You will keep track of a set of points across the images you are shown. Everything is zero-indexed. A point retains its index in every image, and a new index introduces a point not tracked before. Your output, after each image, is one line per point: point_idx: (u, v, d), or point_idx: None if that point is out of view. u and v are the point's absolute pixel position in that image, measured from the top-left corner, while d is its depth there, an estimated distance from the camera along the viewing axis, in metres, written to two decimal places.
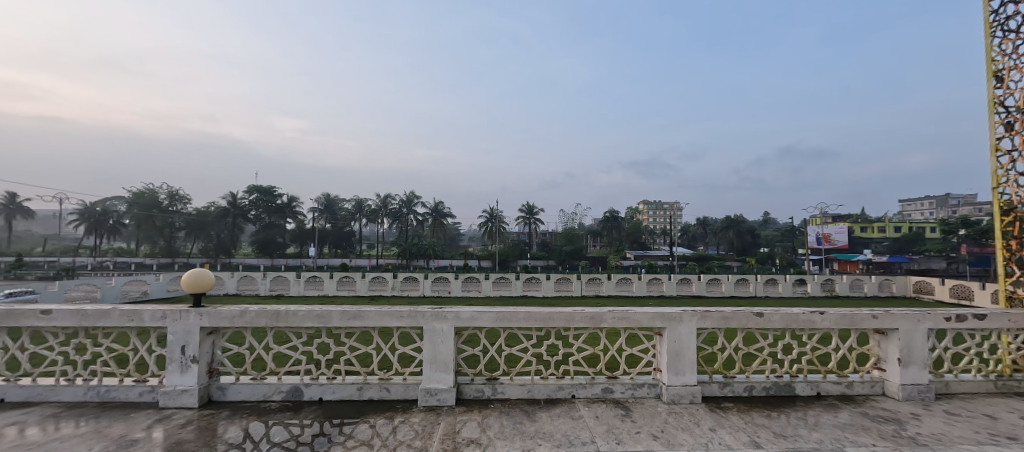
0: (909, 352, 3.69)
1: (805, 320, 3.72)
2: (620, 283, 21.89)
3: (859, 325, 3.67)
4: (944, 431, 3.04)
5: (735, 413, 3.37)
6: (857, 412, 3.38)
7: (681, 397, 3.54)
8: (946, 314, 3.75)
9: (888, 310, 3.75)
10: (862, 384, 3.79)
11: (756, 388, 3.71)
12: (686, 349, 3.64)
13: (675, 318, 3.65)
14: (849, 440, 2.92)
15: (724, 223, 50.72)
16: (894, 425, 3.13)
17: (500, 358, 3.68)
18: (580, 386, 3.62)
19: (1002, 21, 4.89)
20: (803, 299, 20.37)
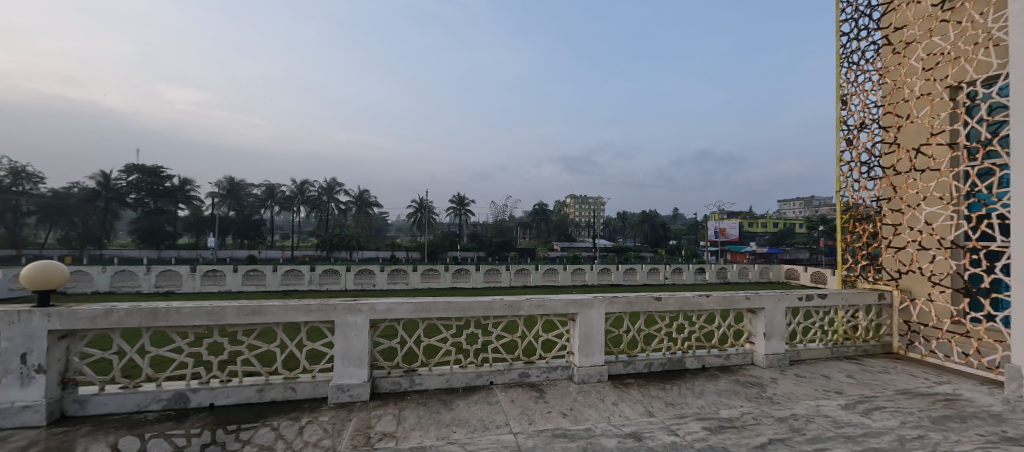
0: (772, 327, 4.38)
1: (694, 302, 4.21)
2: (548, 274, 22.66)
3: (736, 305, 4.26)
4: (793, 390, 3.68)
5: (636, 387, 3.73)
6: (731, 380, 3.94)
7: (590, 377, 3.82)
8: (800, 295, 4.52)
9: (758, 291, 4.40)
10: (737, 355, 4.41)
11: (654, 365, 4.13)
12: (596, 333, 3.90)
13: (587, 304, 3.90)
14: (724, 403, 3.40)
15: (640, 217, 54.94)
16: (758, 388, 3.72)
17: (419, 349, 3.61)
18: (498, 373, 3.72)
19: (849, 54, 5.91)
20: (704, 286, 22.89)
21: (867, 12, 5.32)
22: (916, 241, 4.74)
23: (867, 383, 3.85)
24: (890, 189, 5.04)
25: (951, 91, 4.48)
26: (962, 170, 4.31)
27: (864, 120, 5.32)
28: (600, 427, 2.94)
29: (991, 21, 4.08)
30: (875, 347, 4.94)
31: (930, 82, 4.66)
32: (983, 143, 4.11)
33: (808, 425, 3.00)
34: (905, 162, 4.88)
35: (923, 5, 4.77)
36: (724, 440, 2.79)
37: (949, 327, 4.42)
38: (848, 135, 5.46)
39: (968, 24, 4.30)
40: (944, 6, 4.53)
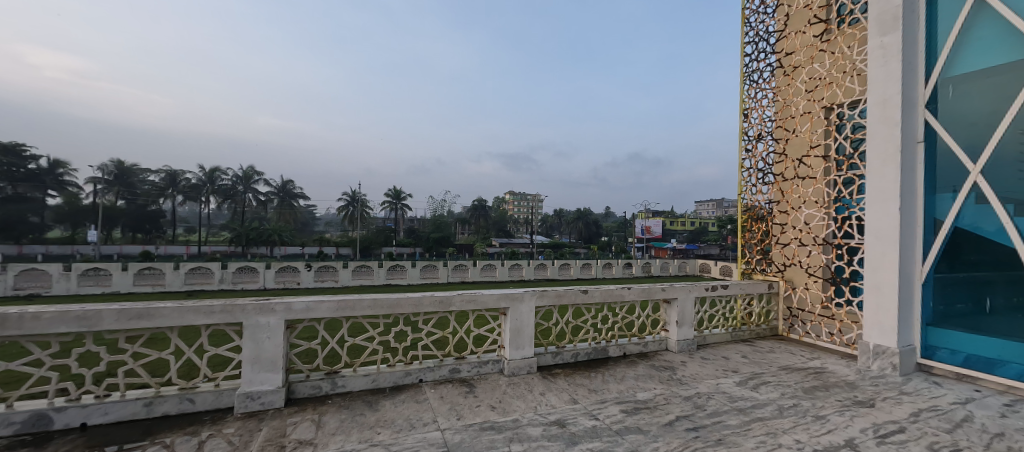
0: (683, 316, 4.81)
1: (617, 294, 4.48)
2: (485, 269, 22.63)
3: (654, 296, 4.61)
4: (699, 371, 4.08)
5: (562, 377, 3.88)
6: (648, 365, 4.27)
7: (520, 369, 3.90)
8: (707, 286, 5.02)
9: (673, 283, 4.80)
10: (653, 343, 4.78)
11: (580, 354, 4.33)
12: (526, 326, 3.98)
13: (518, 298, 3.96)
14: (641, 386, 3.68)
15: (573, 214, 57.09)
16: (670, 371, 4.07)
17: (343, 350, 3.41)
18: (428, 370, 3.65)
19: (750, 73, 6.63)
20: (631, 279, 24.41)
21: (765, 37, 6.00)
22: (798, 238, 5.49)
23: (758, 362, 4.40)
24: (779, 193, 5.77)
25: (825, 111, 5.24)
26: (833, 179, 5.05)
27: (761, 132, 6.01)
28: (527, 417, 3.02)
29: (856, 54, 4.81)
30: (766, 330, 5.64)
31: (811, 102, 5.40)
32: (848, 157, 4.84)
33: (709, 401, 3.36)
34: (791, 170, 5.62)
35: (807, 35, 5.49)
36: (639, 420, 3.02)
37: (821, 312, 5.18)
38: (748, 145, 6.14)
39: (839, 54, 5.02)
40: (823, 37, 5.24)
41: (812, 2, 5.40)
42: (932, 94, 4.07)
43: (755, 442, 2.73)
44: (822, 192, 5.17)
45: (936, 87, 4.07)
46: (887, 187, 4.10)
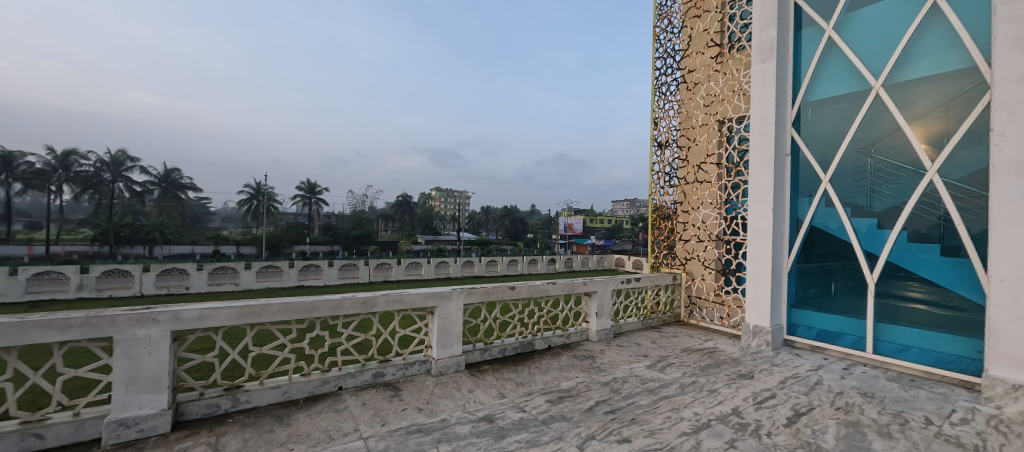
0: (602, 307, 5.18)
1: (543, 289, 4.69)
2: (411, 268, 21.98)
3: (576, 290, 4.90)
4: (615, 358, 4.44)
5: (490, 373, 3.97)
6: (571, 355, 4.54)
7: (447, 368, 3.91)
8: (623, 279, 5.46)
9: (593, 277, 5.15)
10: (576, 334, 5.07)
11: (508, 349, 4.46)
12: (454, 324, 3.99)
13: (445, 296, 3.96)
14: (564, 376, 3.91)
15: (502, 211, 57.78)
16: (590, 360, 4.37)
17: (246, 361, 3.14)
18: (348, 376, 3.50)
19: (660, 84, 7.29)
20: (556, 274, 25.37)
21: (671, 54, 6.64)
22: (697, 235, 6.19)
23: (665, 346, 4.90)
24: (682, 195, 6.45)
25: (719, 124, 5.97)
26: (724, 183, 5.79)
27: (668, 140, 6.64)
28: (455, 416, 3.06)
29: (744, 75, 5.60)
30: (671, 318, 6.29)
31: (708, 115, 6.11)
32: (737, 164, 5.61)
33: (624, 385, 3.68)
34: (691, 174, 6.32)
35: (705, 55, 6.20)
36: (562, 408, 3.21)
37: (715, 299, 5.92)
38: (656, 150, 6.74)
39: (731, 75, 5.78)
40: (718, 59, 5.98)
41: (709, 27, 6.11)
42: (797, 114, 4.86)
43: (663, 418, 3.06)
44: (716, 195, 5.91)
45: (800, 108, 4.87)
46: (764, 191, 4.81)
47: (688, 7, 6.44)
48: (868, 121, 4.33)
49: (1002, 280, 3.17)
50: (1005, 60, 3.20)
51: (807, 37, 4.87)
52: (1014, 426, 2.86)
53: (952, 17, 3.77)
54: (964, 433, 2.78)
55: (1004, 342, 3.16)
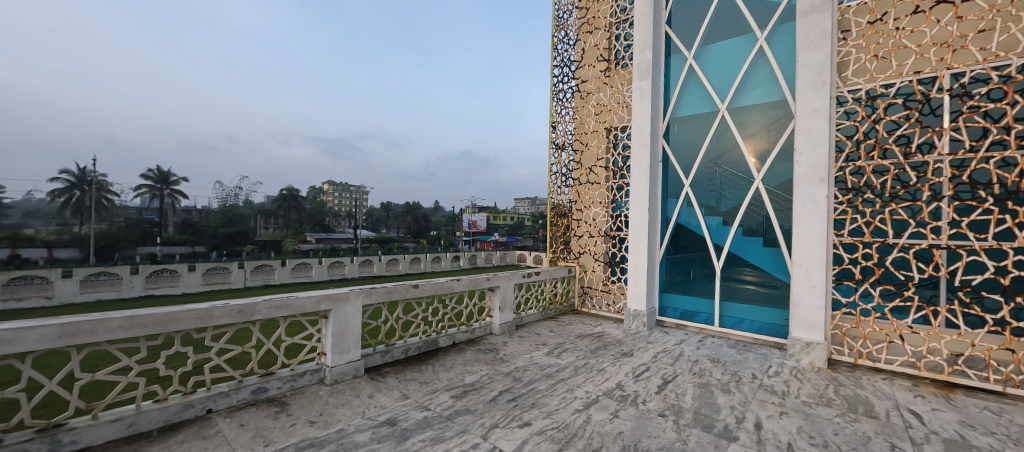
0: (504, 301, 5.42)
1: (447, 286, 4.75)
2: (301, 269, 20.00)
3: (480, 286, 5.05)
4: (517, 349, 4.71)
5: (392, 375, 3.91)
6: (475, 350, 4.68)
7: (344, 375, 3.74)
8: (523, 273, 5.76)
9: (496, 272, 5.35)
10: (480, 328, 5.23)
11: (411, 349, 4.40)
12: (351, 327, 3.83)
13: (341, 298, 3.77)
14: (469, 370, 4.03)
15: (404, 208, 55.66)
16: (494, 353, 4.57)
17: (72, 392, 2.58)
18: (219, 396, 3.11)
19: (558, 91, 7.82)
20: (461, 271, 25.36)
21: (567, 63, 7.17)
22: (589, 231, 6.83)
23: (561, 333, 5.33)
24: (576, 195, 7.03)
25: (607, 131, 6.65)
26: (611, 184, 6.49)
27: (564, 143, 7.14)
28: (353, 424, 2.97)
29: (626, 89, 6.35)
30: (566, 307, 6.84)
31: (598, 123, 6.76)
32: (621, 168, 6.36)
33: (524, 373, 3.94)
34: (584, 176, 6.93)
35: (596, 68, 6.84)
36: (466, 402, 3.33)
37: (603, 289, 6.64)
38: (554, 153, 7.18)
39: (617, 89, 6.49)
40: (606, 73, 6.66)
41: (599, 43, 6.75)
42: (666, 127, 5.68)
43: (559, 399, 3.37)
44: (604, 195, 6.60)
45: (668, 123, 5.69)
46: (642, 192, 5.52)
47: (582, 22, 7.01)
48: (717, 137, 5.27)
49: (799, 264, 4.15)
50: (802, 95, 4.19)
51: (674, 62, 5.71)
52: (806, 373, 3.79)
53: (772, 59, 4.82)
54: (775, 383, 3.59)
55: (801, 310, 4.14)
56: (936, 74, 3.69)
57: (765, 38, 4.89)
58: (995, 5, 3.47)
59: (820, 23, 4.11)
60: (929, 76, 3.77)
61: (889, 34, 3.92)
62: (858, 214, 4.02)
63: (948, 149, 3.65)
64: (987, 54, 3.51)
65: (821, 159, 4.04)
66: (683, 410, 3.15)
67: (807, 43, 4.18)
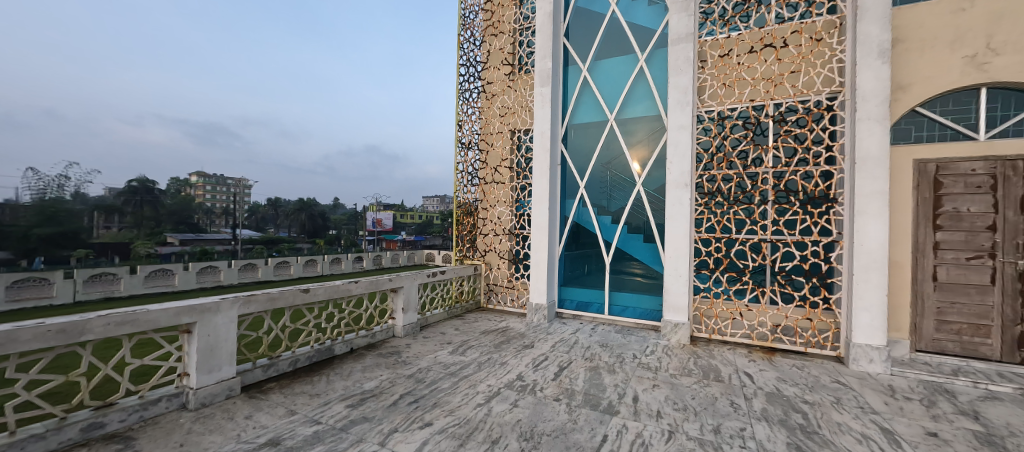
0: (408, 302, 5.27)
1: (344, 289, 4.47)
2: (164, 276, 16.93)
3: (380, 287, 4.84)
4: (420, 350, 4.62)
5: (276, 390, 3.56)
6: (375, 354, 4.48)
7: (214, 397, 3.29)
8: (428, 272, 5.68)
9: (398, 273, 5.18)
10: (381, 332, 5.00)
11: (300, 360, 4.04)
12: (223, 342, 3.39)
13: (211, 309, 3.31)
14: (366, 377, 3.85)
15: (297, 205, 50.47)
16: (395, 356, 4.43)
17: None
18: (33, 440, 2.51)
19: (464, 90, 7.81)
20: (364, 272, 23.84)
21: (473, 63, 7.21)
22: (494, 229, 6.97)
23: (466, 331, 5.38)
24: (482, 194, 7.10)
25: (511, 133, 6.86)
26: (515, 185, 6.73)
27: (470, 142, 7.10)
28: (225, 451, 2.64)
29: (529, 94, 6.64)
30: (472, 305, 6.91)
31: (503, 124, 6.92)
32: (524, 169, 6.63)
33: (427, 373, 3.90)
34: (490, 175, 7.04)
35: (500, 71, 7.00)
36: (362, 410, 3.18)
37: (508, 285, 6.86)
38: (460, 151, 7.10)
39: (520, 93, 6.74)
40: (510, 76, 6.86)
41: (504, 47, 6.93)
42: (564, 132, 6.06)
43: (461, 396, 3.41)
44: (508, 194, 6.81)
45: (565, 128, 6.08)
46: (543, 192, 5.82)
47: (487, 25, 7.09)
48: (607, 144, 5.80)
49: (670, 256, 4.78)
50: (672, 112, 4.81)
51: (570, 74, 6.13)
52: (674, 350, 4.40)
53: (650, 78, 5.46)
54: (651, 360, 4.10)
55: (671, 296, 4.77)
56: (763, 103, 4.57)
57: (645, 59, 5.52)
58: (802, 53, 4.42)
59: (685, 52, 4.78)
60: (761, 104, 4.65)
61: (733, 67, 4.74)
62: (711, 214, 4.78)
63: (771, 163, 4.54)
64: (796, 90, 4.45)
65: (685, 168, 4.71)
66: (575, 393, 3.42)
67: (677, 67, 4.82)
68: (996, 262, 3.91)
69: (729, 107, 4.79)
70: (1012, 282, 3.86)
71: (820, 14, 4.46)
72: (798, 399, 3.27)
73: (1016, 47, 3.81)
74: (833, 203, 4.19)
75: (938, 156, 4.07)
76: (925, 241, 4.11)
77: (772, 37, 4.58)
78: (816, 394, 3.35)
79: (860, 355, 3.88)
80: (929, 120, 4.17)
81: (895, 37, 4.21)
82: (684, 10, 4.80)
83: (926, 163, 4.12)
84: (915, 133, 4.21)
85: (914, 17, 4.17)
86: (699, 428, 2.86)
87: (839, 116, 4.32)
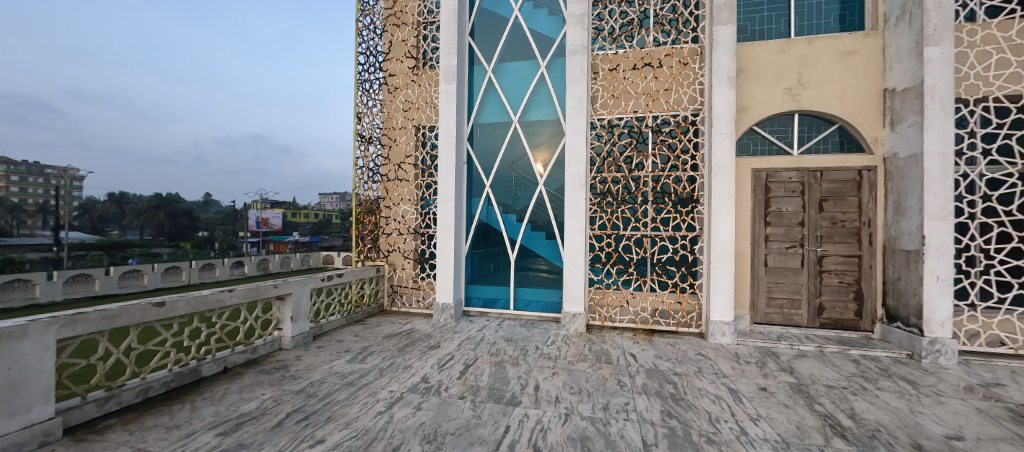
0: (298, 310, 4.79)
1: (214, 300, 3.90)
2: None
3: (263, 294, 4.34)
4: (312, 362, 4.25)
5: (120, 427, 2.98)
6: (256, 371, 3.99)
7: (20, 446, 2.63)
8: (321, 276, 5.24)
9: (285, 278, 4.71)
10: (264, 345, 4.46)
11: (153, 388, 3.43)
12: (34, 375, 2.73)
13: (15, 336, 2.64)
14: (245, 398, 3.42)
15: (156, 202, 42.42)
16: (282, 371, 4.01)
17: None
18: None
19: (363, 80, 7.35)
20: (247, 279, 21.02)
21: (374, 53, 6.82)
22: (398, 229, 6.70)
23: (367, 337, 5.11)
24: (385, 191, 6.75)
25: (416, 129, 6.67)
26: (420, 182, 6.57)
27: (371, 136, 6.68)
28: None
29: (434, 90, 6.53)
30: (375, 309, 6.56)
31: (407, 119, 6.68)
32: (430, 167, 6.51)
33: (320, 386, 3.62)
34: (393, 172, 6.74)
35: (404, 64, 6.74)
36: (238, 437, 2.83)
37: (413, 286, 6.69)
38: (360, 145, 6.67)
39: (424, 88, 6.59)
40: (414, 70, 6.66)
41: (407, 39, 6.69)
42: (470, 131, 6.09)
43: (359, 406, 3.24)
44: (413, 192, 6.62)
45: (471, 126, 6.10)
46: (449, 191, 5.77)
47: (389, 14, 6.75)
48: (512, 145, 5.98)
49: (569, 252, 5.11)
50: (569, 117, 5.15)
51: (475, 74, 6.18)
52: (572, 339, 4.74)
53: (550, 84, 5.77)
54: (551, 350, 4.36)
55: (570, 288, 5.12)
56: (643, 114, 5.15)
57: (546, 65, 5.81)
58: (673, 74, 5.09)
59: (580, 62, 5.15)
60: (642, 115, 5.23)
61: (620, 81, 5.25)
62: (603, 213, 5.26)
63: (651, 168, 5.14)
64: (668, 106, 5.11)
65: (580, 169, 5.09)
66: (480, 388, 3.49)
67: (574, 75, 5.16)
68: (804, 249, 4.95)
69: (617, 117, 5.31)
70: (812, 264, 4.94)
71: (687, 41, 5.17)
72: (670, 372, 3.78)
73: (817, 84, 4.88)
74: (697, 203, 4.92)
75: (767, 166, 5.03)
76: (759, 235, 5.06)
77: (650, 57, 5.18)
78: (684, 366, 3.91)
79: (716, 330, 4.62)
80: (761, 137, 5.17)
81: (739, 68, 5.09)
82: (580, 23, 5.17)
83: (759, 172, 5.06)
84: (752, 147, 5.19)
85: (751, 53, 5.07)
86: (591, 408, 3.14)
87: (699, 130, 5.07)
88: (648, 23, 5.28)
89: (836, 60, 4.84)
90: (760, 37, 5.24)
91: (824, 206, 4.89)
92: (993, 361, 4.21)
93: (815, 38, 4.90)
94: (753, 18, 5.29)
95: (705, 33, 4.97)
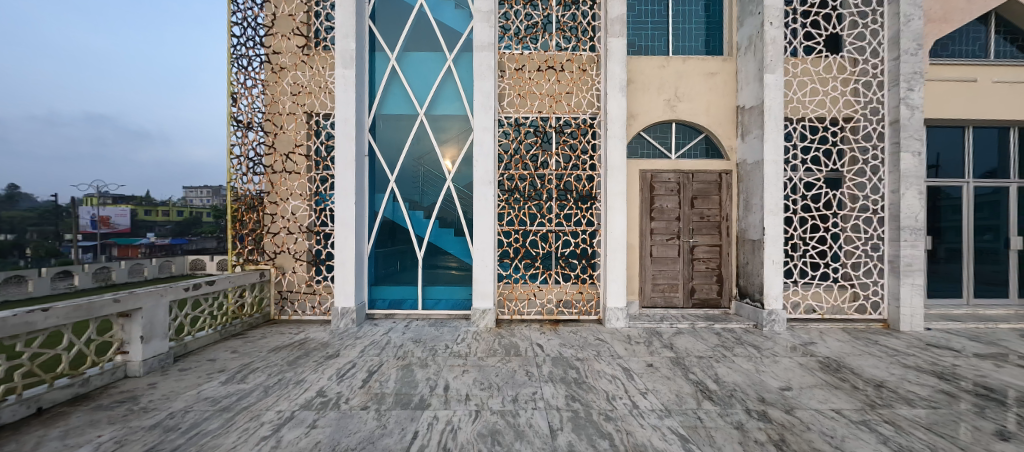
0: (151, 328, 4.01)
1: (18, 324, 3.07)
2: None
3: (95, 313, 3.52)
4: (173, 389, 3.59)
5: None
6: (91, 408, 3.25)
7: None
8: (183, 286, 4.44)
9: (131, 290, 3.91)
10: (100, 375, 3.62)
11: None
12: None
13: None
14: (72, 444, 2.76)
15: None
16: (129, 403, 3.32)
17: None
18: None
19: (240, 56, 6.39)
20: None
21: (253, 25, 5.98)
22: (286, 227, 6.01)
23: (248, 352, 4.50)
24: (269, 184, 5.99)
25: (307, 116, 6.04)
26: (313, 176, 5.99)
27: (250, 121, 5.86)
28: None
29: (328, 73, 5.97)
30: (258, 319, 5.80)
31: (296, 105, 6.01)
32: (324, 159, 5.97)
33: (182, 417, 3.08)
34: (278, 164, 6.01)
35: (291, 42, 6.03)
36: None
37: (307, 290, 6.08)
38: (236, 131, 5.80)
39: (317, 71, 6.00)
40: (304, 50, 6.00)
41: (295, 14, 6.01)
42: (371, 122, 5.73)
43: (238, 434, 2.85)
44: (305, 186, 6.01)
45: (370, 117, 5.72)
46: (347, 186, 5.36)
47: None
48: (417, 139, 5.78)
49: (477, 248, 5.14)
50: (477, 114, 5.16)
51: (377, 62, 5.82)
52: (481, 335, 4.80)
53: (456, 79, 5.70)
54: (460, 348, 4.36)
55: (478, 284, 5.15)
56: (548, 115, 5.39)
57: (452, 60, 5.73)
58: (573, 78, 5.42)
59: (486, 59, 5.18)
60: (546, 116, 5.47)
61: (525, 81, 5.42)
62: (511, 210, 5.41)
63: (554, 167, 5.43)
64: (570, 108, 5.43)
65: (488, 166, 5.14)
66: (385, 396, 3.33)
67: (481, 71, 5.18)
68: (681, 241, 5.71)
69: (523, 116, 5.47)
70: (686, 254, 5.72)
71: (586, 50, 5.55)
72: (573, 358, 4.05)
73: (690, 97, 5.64)
74: (596, 200, 5.34)
75: (652, 168, 5.67)
76: (645, 229, 5.68)
77: (552, 61, 5.44)
78: (585, 352, 4.22)
79: (612, 316, 5.08)
80: (647, 141, 5.80)
81: (629, 78, 5.63)
82: (486, 20, 5.20)
83: (645, 172, 5.68)
84: (640, 151, 5.79)
85: (639, 65, 5.65)
86: (500, 402, 3.21)
87: (596, 133, 5.49)
88: (551, 28, 5.53)
89: (703, 79, 5.66)
90: (646, 52, 5.86)
91: (695, 203, 5.70)
92: (810, 325, 5.36)
93: (688, 58, 5.65)
94: (640, 34, 5.89)
95: (600, 43, 5.40)
